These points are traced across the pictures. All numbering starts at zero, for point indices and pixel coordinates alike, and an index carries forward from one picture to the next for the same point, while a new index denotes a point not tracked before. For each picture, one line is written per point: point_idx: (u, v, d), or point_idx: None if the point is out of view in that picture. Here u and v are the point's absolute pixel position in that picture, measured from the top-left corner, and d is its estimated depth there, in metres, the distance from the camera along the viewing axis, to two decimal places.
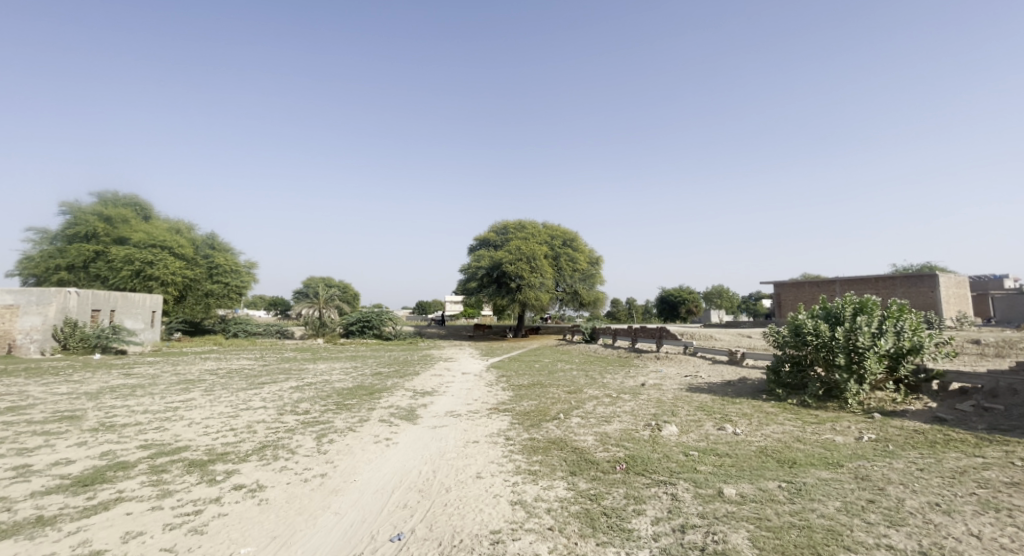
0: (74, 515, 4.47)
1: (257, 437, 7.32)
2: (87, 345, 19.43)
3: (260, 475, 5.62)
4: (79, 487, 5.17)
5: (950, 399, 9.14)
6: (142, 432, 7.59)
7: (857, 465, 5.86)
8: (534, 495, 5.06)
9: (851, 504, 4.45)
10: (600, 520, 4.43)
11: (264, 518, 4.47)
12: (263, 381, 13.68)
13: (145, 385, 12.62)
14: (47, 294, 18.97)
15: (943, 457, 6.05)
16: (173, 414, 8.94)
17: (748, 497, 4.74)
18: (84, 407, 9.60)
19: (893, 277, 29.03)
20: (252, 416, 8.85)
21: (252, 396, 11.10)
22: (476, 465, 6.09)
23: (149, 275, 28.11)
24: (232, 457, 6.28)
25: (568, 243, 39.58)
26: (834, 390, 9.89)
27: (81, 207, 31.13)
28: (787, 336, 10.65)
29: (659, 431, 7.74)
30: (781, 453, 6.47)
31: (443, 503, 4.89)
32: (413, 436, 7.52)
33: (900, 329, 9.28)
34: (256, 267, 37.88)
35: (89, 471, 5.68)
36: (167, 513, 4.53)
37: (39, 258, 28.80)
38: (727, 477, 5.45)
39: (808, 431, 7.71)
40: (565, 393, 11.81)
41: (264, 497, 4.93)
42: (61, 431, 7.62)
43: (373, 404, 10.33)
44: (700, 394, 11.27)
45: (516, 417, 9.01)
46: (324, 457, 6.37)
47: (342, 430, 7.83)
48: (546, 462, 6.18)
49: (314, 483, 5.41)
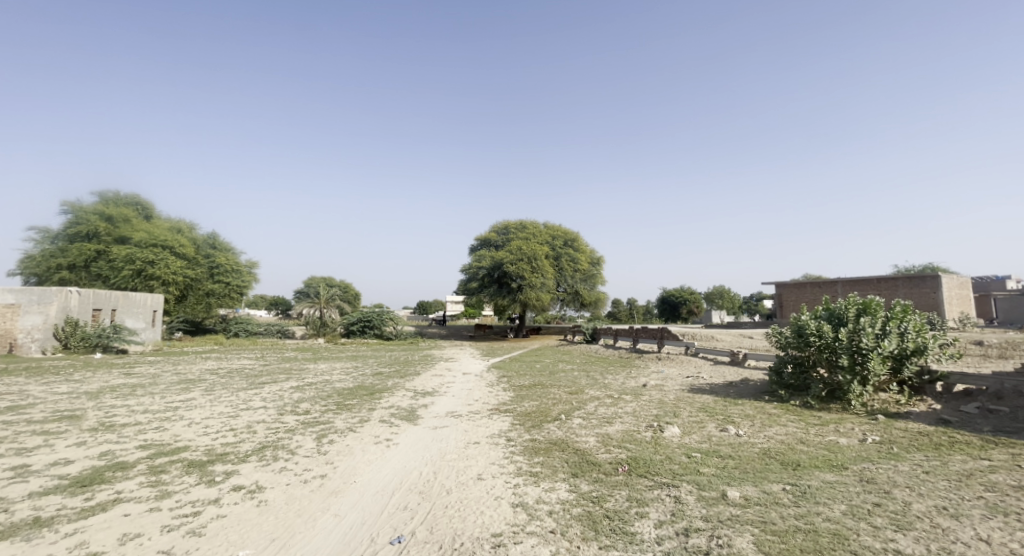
0: (72, 516, 4.43)
1: (257, 438, 7.28)
2: (88, 345, 19.40)
3: (260, 476, 5.58)
4: (77, 487, 5.13)
5: (955, 401, 9.07)
6: (142, 432, 7.56)
7: (861, 467, 5.81)
8: (536, 497, 5.01)
9: (857, 508, 4.40)
10: (603, 523, 4.37)
11: (263, 520, 4.42)
12: (263, 381, 13.65)
13: (145, 384, 12.58)
14: (47, 293, 18.94)
15: (949, 460, 5.98)
16: (173, 414, 8.90)
17: (752, 500, 4.69)
18: (84, 406, 9.56)
19: (895, 278, 28.95)
20: (252, 416, 8.82)
21: (252, 396, 11.06)
22: (477, 467, 6.04)
23: (150, 275, 28.06)
24: (232, 458, 6.24)
25: (569, 244, 39.50)
26: (837, 391, 9.82)
27: (82, 206, 31.13)
28: (789, 337, 10.59)
29: (661, 433, 7.68)
30: (784, 455, 6.42)
31: (443, 505, 4.84)
32: (413, 437, 7.48)
33: (904, 329, 9.21)
34: (257, 267, 37.86)
35: (88, 472, 5.64)
36: (165, 514, 4.49)
37: (40, 258, 28.78)
38: (731, 480, 5.40)
39: (811, 433, 7.64)
40: (566, 393, 11.76)
41: (263, 499, 4.89)
42: (60, 430, 7.59)
43: (373, 404, 10.28)
44: (702, 395, 11.21)
45: (517, 418, 8.95)
46: (324, 458, 6.33)
47: (342, 430, 7.79)
48: (547, 463, 6.13)
49: (314, 484, 5.36)
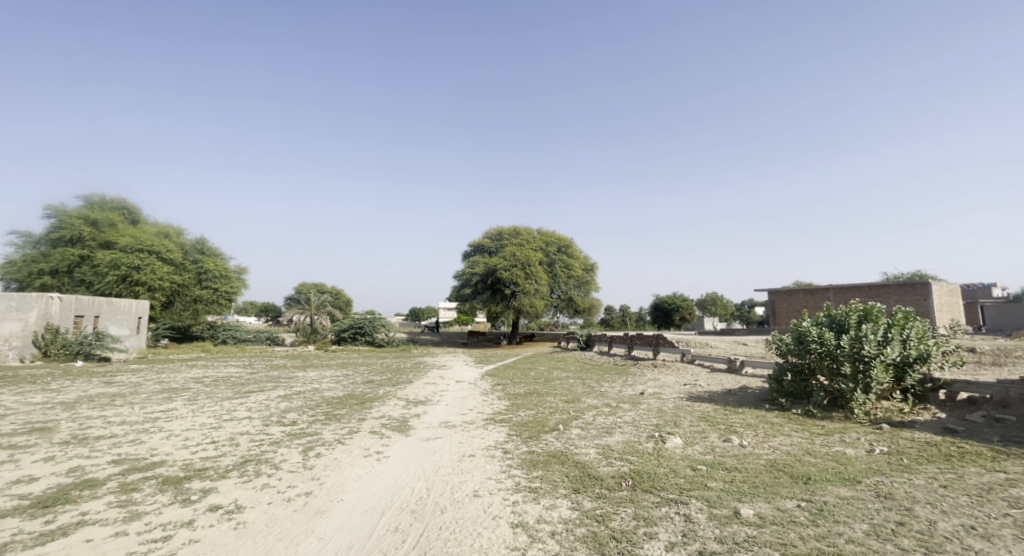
0: (28, 542, 4.04)
1: (240, 451, 6.90)
2: (68, 352, 18.86)
3: (239, 494, 5.20)
4: (38, 508, 4.72)
5: (959, 410, 8.82)
6: (117, 445, 7.14)
7: (875, 481, 5.53)
8: (536, 516, 4.69)
9: (879, 527, 4.14)
10: (610, 545, 4.06)
11: (240, 545, 4.05)
12: (249, 390, 13.15)
13: (126, 394, 12.07)
14: (27, 299, 18.22)
15: (964, 473, 5.74)
16: (151, 425, 8.46)
17: (768, 519, 4.40)
18: (59, 417, 9.10)
19: (885, 285, 29.19)
20: (236, 427, 8.40)
21: (237, 406, 10.57)
22: (473, 482, 5.70)
23: (136, 280, 27.37)
24: (211, 474, 5.85)
25: (563, 251, 39.15)
26: (839, 399, 9.54)
27: (67, 210, 30.53)
28: (789, 344, 10.30)
29: (663, 443, 7.40)
30: (792, 468, 6.14)
31: (437, 526, 4.51)
32: (405, 450, 7.12)
33: (906, 337, 8.99)
34: (246, 272, 37.24)
35: (52, 491, 5.22)
36: (131, 540, 4.10)
37: (22, 263, 28.25)
38: (742, 496, 5.10)
39: (816, 443, 7.39)
40: (563, 402, 11.42)
41: (241, 521, 4.52)
42: (29, 444, 7.15)
43: (363, 414, 9.88)
44: (702, 404, 10.91)
45: (514, 427, 8.65)
46: (309, 473, 5.96)
47: (331, 442, 7.41)
48: (547, 479, 5.79)
49: (297, 503, 4.99)
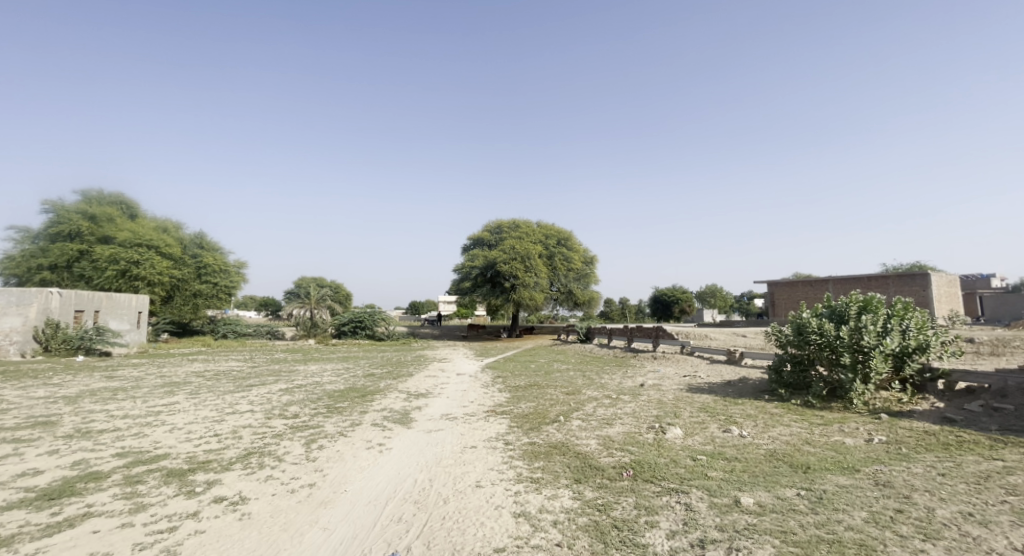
0: (35, 533, 4.08)
1: (243, 444, 6.93)
2: (70, 347, 18.88)
3: (243, 485, 5.25)
4: (44, 501, 4.76)
5: (957, 399, 8.86)
6: (120, 438, 7.18)
7: (874, 470, 5.58)
8: (538, 505, 4.73)
9: (878, 514, 4.19)
10: (611, 534, 4.10)
11: (243, 536, 4.09)
12: (251, 383, 13.18)
13: (127, 388, 12.08)
14: (27, 293, 18.26)
15: (961, 461, 5.78)
16: (154, 419, 8.48)
17: (768, 507, 4.44)
18: (61, 411, 9.11)
19: (885, 276, 29.21)
20: (238, 420, 8.46)
21: (239, 400, 10.61)
22: (475, 473, 5.74)
23: (135, 275, 27.35)
24: (215, 466, 5.89)
25: (563, 243, 39.14)
26: (838, 390, 9.58)
27: (64, 205, 30.34)
28: (789, 335, 10.30)
29: (663, 434, 7.46)
30: (792, 457, 6.18)
31: (441, 516, 4.55)
32: (407, 441, 7.18)
33: (906, 327, 9.01)
34: (245, 267, 37.28)
35: (57, 484, 5.26)
36: (137, 531, 4.15)
37: (20, 258, 28.22)
38: (741, 485, 5.15)
39: (816, 433, 7.44)
40: (563, 394, 11.44)
41: (246, 511, 4.57)
42: (32, 438, 7.17)
43: (365, 407, 9.93)
44: (701, 395, 10.97)
45: (515, 419, 8.68)
46: (312, 465, 6.01)
47: (333, 435, 7.45)
48: (548, 469, 5.83)
49: (302, 494, 5.04)
